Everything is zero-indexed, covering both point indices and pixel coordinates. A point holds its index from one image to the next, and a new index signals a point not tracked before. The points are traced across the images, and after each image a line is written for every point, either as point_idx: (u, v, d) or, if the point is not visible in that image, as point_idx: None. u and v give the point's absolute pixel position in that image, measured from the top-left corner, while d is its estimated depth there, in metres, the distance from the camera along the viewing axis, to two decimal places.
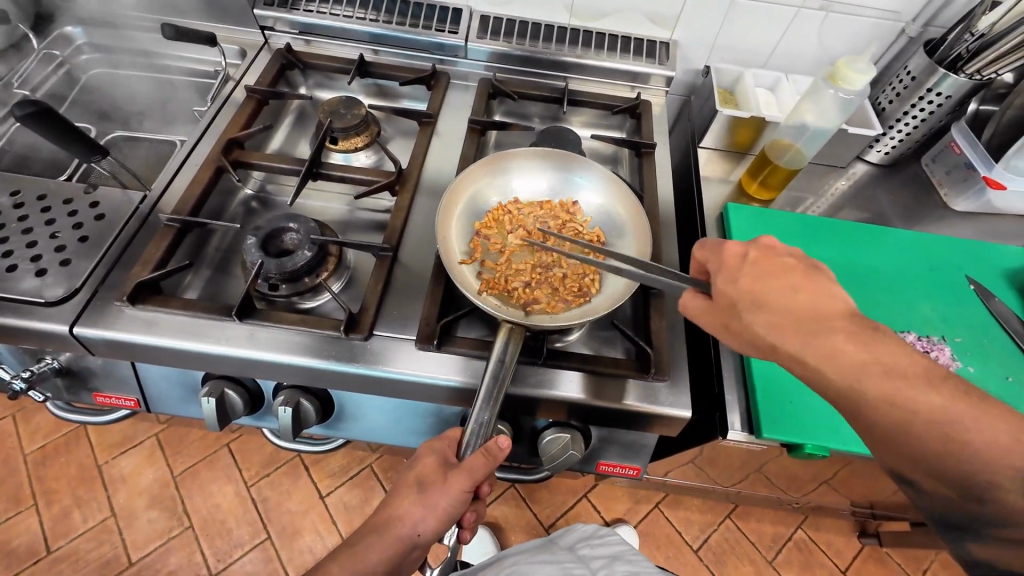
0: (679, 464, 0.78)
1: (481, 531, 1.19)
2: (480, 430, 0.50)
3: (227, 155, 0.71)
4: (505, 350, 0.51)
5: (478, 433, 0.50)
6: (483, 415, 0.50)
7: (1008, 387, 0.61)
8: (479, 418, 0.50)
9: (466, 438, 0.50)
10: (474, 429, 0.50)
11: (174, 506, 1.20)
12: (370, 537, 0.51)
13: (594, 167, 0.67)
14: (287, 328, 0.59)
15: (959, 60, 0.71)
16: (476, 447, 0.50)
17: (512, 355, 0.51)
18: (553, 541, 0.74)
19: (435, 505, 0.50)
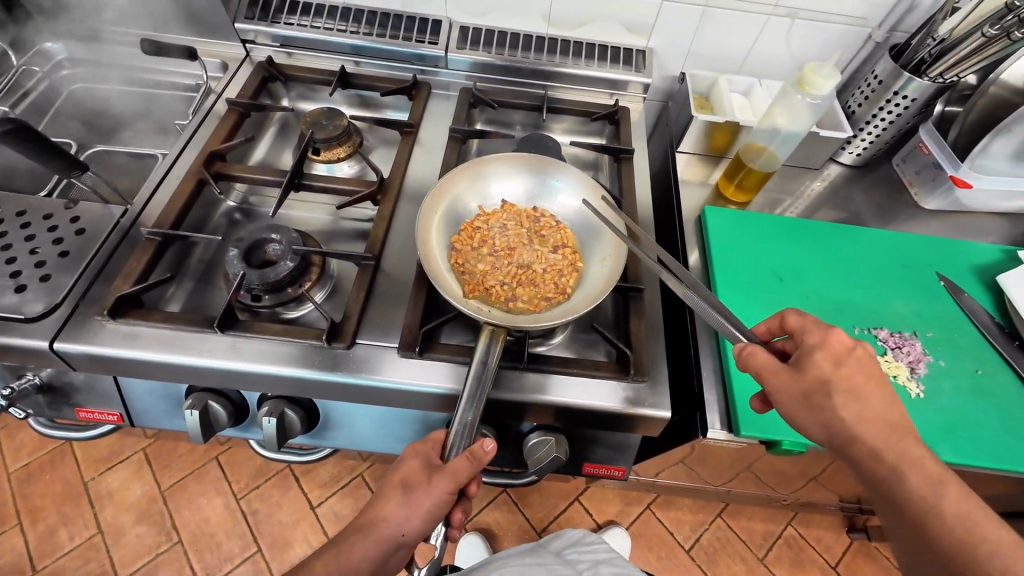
0: (668, 464, 0.79)
1: (472, 537, 1.19)
2: (464, 431, 0.49)
3: (209, 168, 0.71)
4: (487, 353, 0.51)
5: (462, 435, 0.49)
6: (467, 416, 0.49)
7: (978, 380, 0.63)
8: (463, 419, 0.49)
9: (450, 441, 0.49)
10: (457, 432, 0.49)
11: (163, 522, 1.19)
12: (351, 541, 0.50)
13: (572, 172, 0.67)
14: (270, 338, 0.59)
15: (922, 64, 0.73)
16: (460, 449, 0.49)
17: (495, 358, 0.51)
18: (539, 546, 0.75)
19: (420, 505, 0.49)
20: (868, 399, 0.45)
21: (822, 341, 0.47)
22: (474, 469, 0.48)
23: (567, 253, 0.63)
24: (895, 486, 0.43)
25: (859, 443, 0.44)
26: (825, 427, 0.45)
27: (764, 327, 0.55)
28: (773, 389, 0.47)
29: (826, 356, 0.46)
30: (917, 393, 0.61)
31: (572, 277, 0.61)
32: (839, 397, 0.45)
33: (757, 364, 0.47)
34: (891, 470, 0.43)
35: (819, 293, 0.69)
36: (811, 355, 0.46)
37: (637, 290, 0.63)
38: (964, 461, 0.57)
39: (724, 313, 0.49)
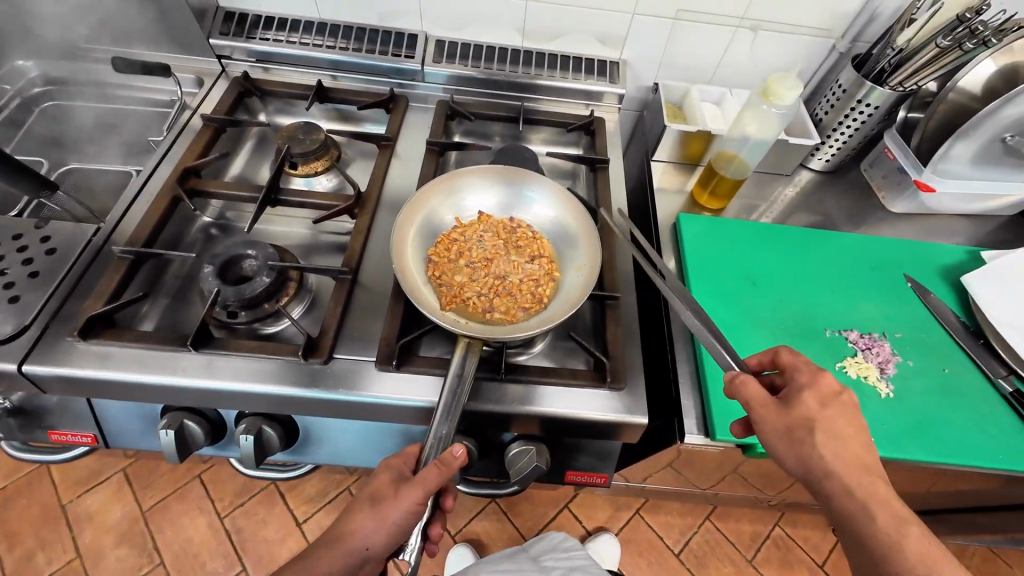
0: (657, 470, 0.79)
1: (462, 548, 1.18)
2: (439, 443, 0.50)
3: (183, 185, 0.71)
4: (463, 364, 0.51)
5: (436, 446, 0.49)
6: (443, 428, 0.49)
7: (946, 378, 0.64)
8: (438, 431, 0.49)
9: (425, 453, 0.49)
10: (432, 443, 0.49)
11: (144, 543, 1.16)
12: (318, 552, 0.50)
13: (545, 182, 0.67)
14: (246, 355, 0.58)
15: (883, 73, 0.74)
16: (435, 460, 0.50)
17: (470, 368, 0.51)
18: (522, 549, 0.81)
19: (388, 517, 0.49)
20: (848, 435, 0.47)
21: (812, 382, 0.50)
22: (444, 476, 0.48)
23: (543, 262, 0.64)
24: (862, 516, 0.46)
25: (834, 472, 0.46)
26: (802, 458, 0.47)
27: (757, 359, 0.57)
28: (760, 413, 0.49)
29: (814, 396, 0.49)
30: (887, 393, 0.63)
31: (548, 286, 0.62)
32: (822, 427, 0.47)
33: (747, 390, 0.50)
34: (863, 504, 0.46)
35: (792, 296, 0.70)
36: (800, 393, 0.49)
37: (614, 298, 0.64)
38: (933, 459, 0.58)
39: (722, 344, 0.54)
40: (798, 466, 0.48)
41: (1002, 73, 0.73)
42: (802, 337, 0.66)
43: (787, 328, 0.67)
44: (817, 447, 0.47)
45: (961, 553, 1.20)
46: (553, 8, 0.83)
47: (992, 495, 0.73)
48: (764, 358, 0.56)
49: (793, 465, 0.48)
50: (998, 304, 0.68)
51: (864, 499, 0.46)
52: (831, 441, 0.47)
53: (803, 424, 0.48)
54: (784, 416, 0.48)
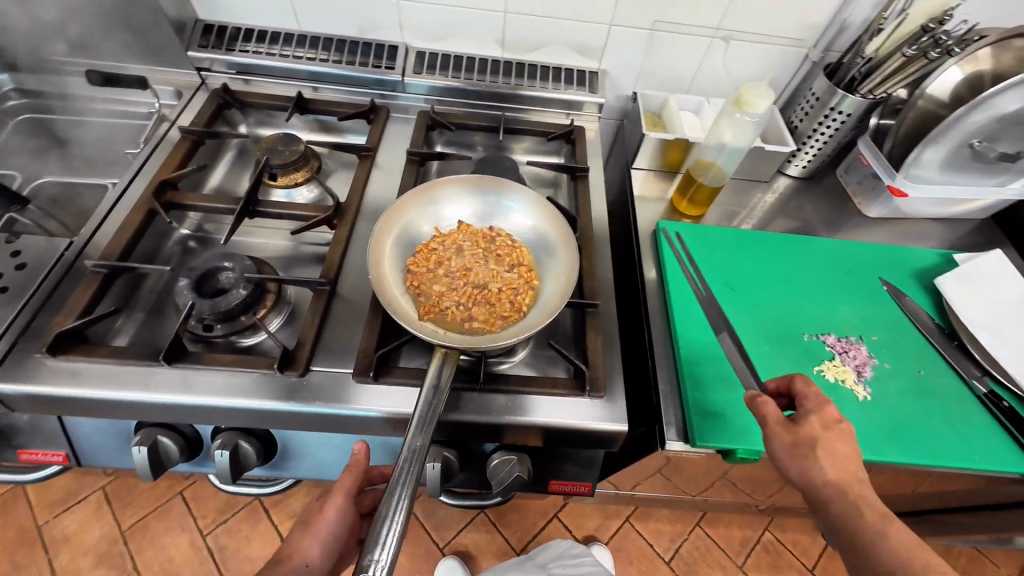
0: (647, 476, 0.79)
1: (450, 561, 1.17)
2: (412, 458, 0.44)
3: (159, 198, 0.70)
4: (439, 375, 0.50)
5: (413, 461, 0.44)
6: (416, 440, 0.45)
7: (922, 381, 0.65)
8: (412, 444, 0.45)
9: (397, 471, 0.44)
10: (405, 457, 0.44)
11: (123, 564, 1.13)
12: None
13: (523, 191, 0.67)
14: (222, 369, 0.58)
15: (854, 82, 0.76)
16: (409, 483, 0.43)
17: (447, 379, 0.50)
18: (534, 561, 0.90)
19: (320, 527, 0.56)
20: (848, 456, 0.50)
21: (818, 408, 0.51)
22: (357, 479, 0.57)
23: (523, 271, 0.64)
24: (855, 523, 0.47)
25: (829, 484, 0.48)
26: (805, 469, 0.49)
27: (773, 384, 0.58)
28: (773, 431, 0.50)
29: (819, 419, 0.51)
30: (865, 396, 0.63)
31: (527, 295, 0.62)
32: (821, 442, 0.50)
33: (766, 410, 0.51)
34: (852, 504, 0.48)
35: (771, 302, 0.71)
36: (806, 415, 0.51)
37: (594, 305, 0.64)
38: (911, 462, 0.59)
39: (749, 364, 0.57)
40: (800, 475, 0.50)
41: (968, 81, 0.74)
42: (781, 342, 0.67)
43: (767, 332, 0.68)
44: (820, 460, 0.49)
45: (948, 554, 1.20)
46: (531, 20, 0.84)
47: (971, 495, 0.74)
48: (780, 383, 0.56)
49: (795, 473, 0.50)
50: (970, 306, 0.70)
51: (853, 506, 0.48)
52: (833, 461, 0.49)
53: (806, 440, 0.50)
54: (789, 434, 0.50)
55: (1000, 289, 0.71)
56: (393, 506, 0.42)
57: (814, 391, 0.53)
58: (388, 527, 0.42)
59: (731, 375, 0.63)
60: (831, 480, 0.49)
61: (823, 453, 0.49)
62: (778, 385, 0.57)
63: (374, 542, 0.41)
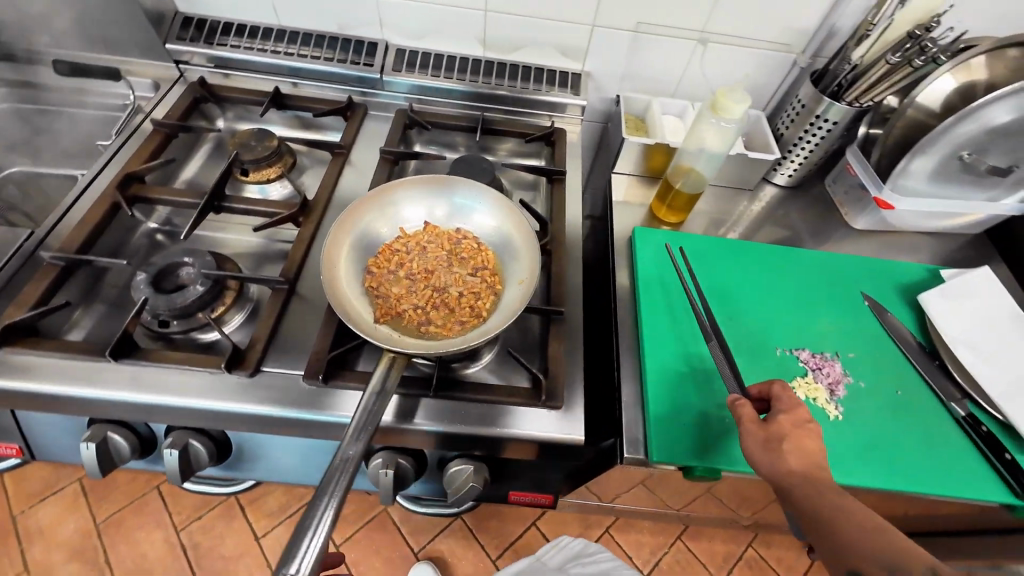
0: (625, 490, 0.76)
1: (423, 566, 1.15)
2: (343, 465, 0.42)
3: (124, 191, 0.69)
4: (384, 380, 0.48)
5: (344, 471, 0.42)
6: (351, 448, 0.44)
7: (897, 401, 0.63)
8: (344, 453, 0.43)
9: (328, 480, 0.42)
10: (336, 467, 0.42)
11: (95, 558, 1.13)
12: None
13: (490, 192, 0.65)
14: (171, 367, 0.56)
15: (839, 89, 0.74)
16: (338, 491, 0.42)
17: (392, 384, 0.48)
18: (542, 565, 0.82)
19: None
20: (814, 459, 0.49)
21: (790, 408, 0.52)
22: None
23: (485, 275, 0.62)
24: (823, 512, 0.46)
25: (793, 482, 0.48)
26: (774, 461, 0.49)
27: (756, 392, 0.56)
28: (748, 428, 0.50)
29: (790, 419, 0.51)
30: (836, 415, 0.61)
31: (488, 300, 0.60)
32: (790, 438, 0.49)
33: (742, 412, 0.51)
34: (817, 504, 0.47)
35: (746, 314, 0.68)
36: (777, 417, 0.51)
37: (560, 312, 0.62)
38: (880, 484, 0.57)
39: (733, 369, 0.56)
40: (768, 468, 0.49)
41: (960, 91, 0.71)
42: (753, 356, 0.64)
43: (738, 345, 0.65)
44: (786, 464, 0.48)
45: None
46: (512, 19, 0.82)
47: (951, 522, 0.71)
48: (762, 387, 0.55)
49: (763, 468, 0.49)
50: (954, 323, 0.67)
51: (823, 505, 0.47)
52: (798, 453, 0.49)
53: (777, 434, 0.50)
54: (763, 430, 0.50)
55: (985, 308, 0.69)
56: (316, 517, 0.40)
57: (791, 394, 0.53)
58: (308, 540, 0.39)
59: (697, 389, 0.61)
60: (795, 470, 0.48)
61: (792, 449, 0.49)
62: (759, 391, 0.55)
63: (291, 556, 0.39)
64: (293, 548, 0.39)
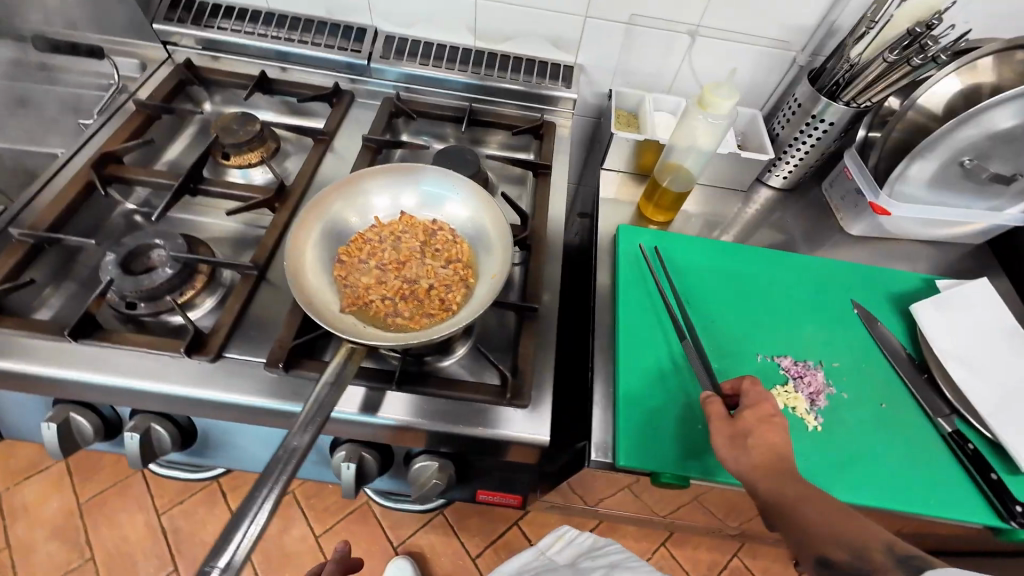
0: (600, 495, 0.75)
1: (401, 560, 1.14)
2: (287, 456, 0.41)
3: (100, 170, 0.68)
4: (340, 372, 0.47)
5: (287, 463, 0.41)
6: (298, 439, 0.42)
7: (881, 414, 0.60)
8: (288, 444, 0.42)
9: (270, 472, 0.40)
10: (279, 458, 0.41)
11: (77, 538, 1.13)
12: None
13: (467, 184, 0.63)
14: (132, 349, 0.55)
15: (837, 88, 0.71)
16: (279, 483, 0.40)
17: (348, 375, 0.47)
18: (548, 563, 0.73)
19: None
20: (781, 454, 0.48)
21: (756, 403, 0.51)
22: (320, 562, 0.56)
23: (458, 268, 0.60)
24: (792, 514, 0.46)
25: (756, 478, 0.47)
26: (738, 458, 0.48)
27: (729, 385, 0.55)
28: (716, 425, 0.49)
29: (753, 414, 0.50)
30: (815, 426, 0.58)
31: (459, 293, 0.58)
32: (755, 432, 0.49)
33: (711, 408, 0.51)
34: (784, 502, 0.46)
35: (728, 318, 0.66)
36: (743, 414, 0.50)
37: (534, 309, 0.61)
38: (856, 499, 0.54)
39: (706, 368, 0.56)
40: (732, 464, 0.48)
41: (964, 93, 0.69)
42: (731, 361, 0.62)
43: (718, 350, 0.63)
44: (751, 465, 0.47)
45: None
46: (503, 8, 0.80)
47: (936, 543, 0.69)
48: (733, 383, 0.55)
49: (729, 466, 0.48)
50: (946, 335, 0.65)
51: (791, 497, 0.46)
52: (763, 448, 0.48)
53: (743, 430, 0.49)
54: (731, 426, 0.50)
55: (980, 321, 0.66)
56: (254, 510, 0.39)
57: (759, 389, 0.52)
58: (242, 533, 0.38)
59: (672, 395, 0.59)
60: (759, 465, 0.47)
61: (756, 444, 0.48)
62: (731, 385, 0.54)
63: (221, 549, 0.37)
64: (224, 542, 0.37)
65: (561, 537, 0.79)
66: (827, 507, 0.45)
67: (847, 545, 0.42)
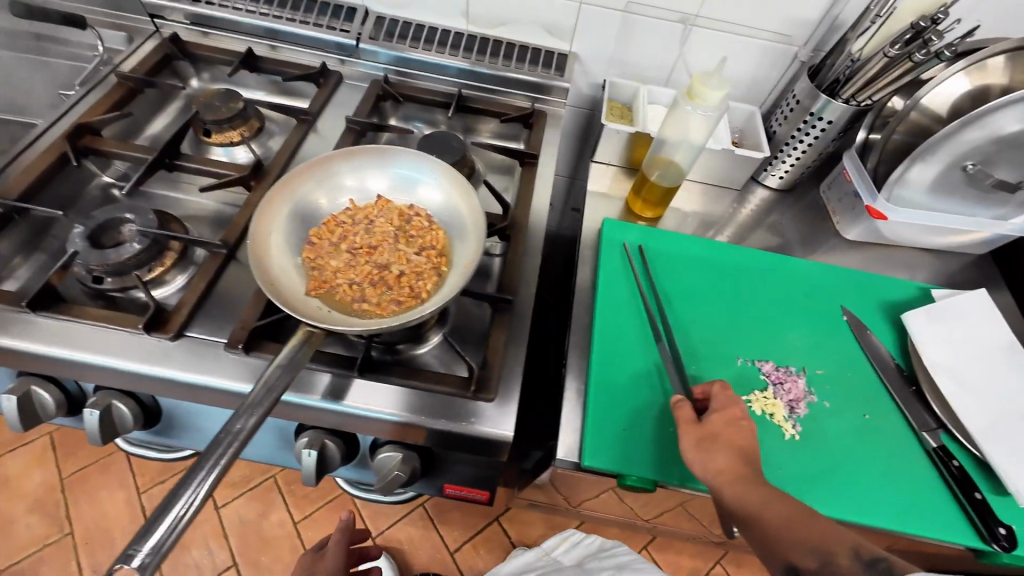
0: (579, 497, 0.73)
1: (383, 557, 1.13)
2: (230, 438, 0.39)
3: (76, 142, 0.67)
4: (294, 354, 0.46)
5: (228, 445, 0.39)
6: (242, 421, 0.41)
7: (863, 425, 0.58)
8: (231, 426, 0.40)
9: (210, 453, 0.39)
10: (220, 440, 0.39)
11: (56, 512, 1.14)
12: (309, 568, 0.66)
13: (445, 168, 0.62)
14: (91, 324, 0.54)
15: (837, 84, 0.68)
16: (220, 465, 0.38)
17: (303, 359, 0.46)
18: (553, 564, 0.78)
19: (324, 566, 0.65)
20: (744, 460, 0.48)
21: (724, 406, 0.51)
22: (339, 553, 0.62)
23: (431, 255, 0.58)
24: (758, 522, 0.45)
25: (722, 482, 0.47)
26: (704, 462, 0.48)
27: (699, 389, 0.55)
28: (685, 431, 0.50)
29: (721, 417, 0.50)
30: (793, 434, 0.56)
31: (430, 281, 0.57)
32: (720, 436, 0.49)
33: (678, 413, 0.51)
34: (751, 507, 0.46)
35: (710, 319, 0.64)
36: (709, 416, 0.50)
37: (508, 300, 0.59)
38: (831, 511, 0.52)
39: (680, 372, 0.56)
40: (699, 468, 0.48)
41: (972, 95, 0.66)
42: (710, 363, 0.60)
43: (697, 351, 0.61)
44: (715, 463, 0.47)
45: None
46: None
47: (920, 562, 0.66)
48: (704, 388, 0.55)
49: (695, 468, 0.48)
50: (937, 346, 0.62)
51: (754, 502, 0.46)
52: (729, 452, 0.48)
53: (711, 434, 0.49)
54: (698, 428, 0.50)
55: (975, 333, 0.63)
56: (187, 493, 0.37)
57: (728, 393, 0.52)
58: (172, 516, 0.35)
59: (644, 396, 0.57)
60: (724, 470, 0.47)
61: (724, 448, 0.48)
62: (703, 390, 0.54)
63: (148, 532, 0.34)
64: (151, 524, 0.35)
65: (569, 545, 0.73)
66: (792, 511, 0.45)
67: (814, 550, 0.42)
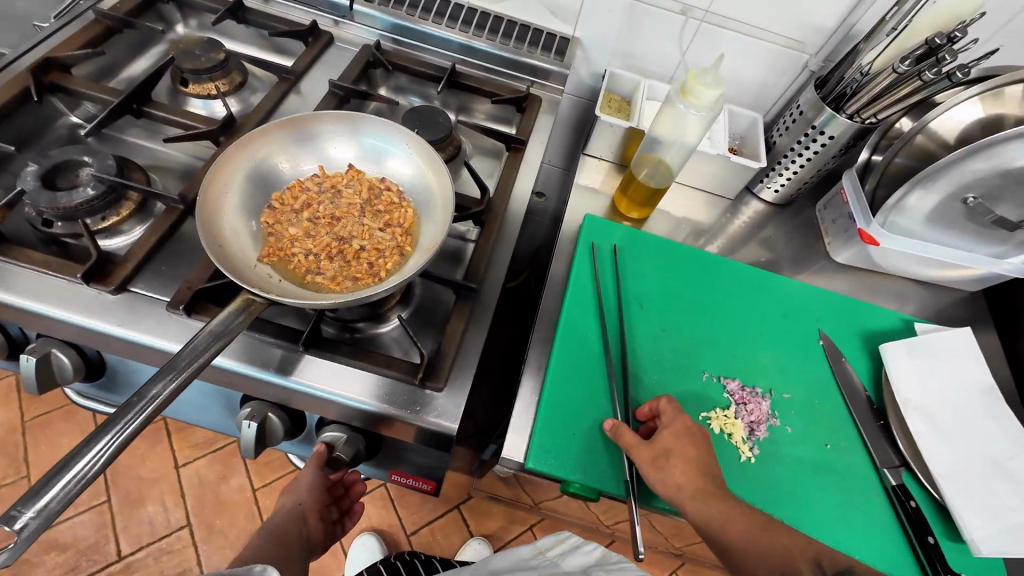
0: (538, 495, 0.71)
1: (367, 538, 1.12)
2: (144, 403, 0.37)
3: (43, 76, 0.64)
4: (228, 323, 0.43)
5: (139, 410, 0.37)
6: (158, 386, 0.38)
7: (824, 456, 0.56)
8: (145, 390, 0.37)
9: (118, 416, 0.36)
10: (131, 404, 0.37)
11: (15, 454, 1.13)
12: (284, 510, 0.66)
13: (419, 142, 0.58)
14: (30, 269, 0.51)
15: (843, 98, 0.65)
16: (131, 430, 0.36)
17: (237, 328, 0.43)
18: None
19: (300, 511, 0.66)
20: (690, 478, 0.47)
21: (673, 424, 0.50)
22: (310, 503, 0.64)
23: (395, 233, 0.56)
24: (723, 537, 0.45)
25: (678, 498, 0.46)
26: (662, 477, 0.48)
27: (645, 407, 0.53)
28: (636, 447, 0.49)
29: (669, 431, 0.49)
30: (749, 457, 0.54)
31: (390, 259, 0.54)
32: (673, 451, 0.48)
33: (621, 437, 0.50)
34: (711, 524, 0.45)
35: (680, 330, 0.62)
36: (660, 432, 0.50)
37: (471, 289, 0.57)
38: None
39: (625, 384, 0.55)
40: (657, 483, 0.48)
41: (984, 123, 0.63)
42: (673, 375, 0.58)
43: (662, 361, 0.59)
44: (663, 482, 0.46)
45: None
46: None
47: None
48: (651, 405, 0.53)
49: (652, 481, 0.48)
50: (912, 382, 0.60)
51: (715, 523, 0.45)
52: (684, 466, 0.47)
53: (663, 450, 0.48)
54: (650, 447, 0.49)
55: (956, 373, 0.61)
56: (88, 455, 0.34)
57: (673, 410, 0.51)
58: (68, 478, 0.33)
59: (603, 402, 0.55)
60: (683, 484, 0.47)
61: (677, 462, 0.48)
62: (648, 409, 0.53)
63: (38, 493, 0.32)
64: (44, 485, 0.32)
65: (564, 540, 0.58)
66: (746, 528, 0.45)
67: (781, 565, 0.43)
